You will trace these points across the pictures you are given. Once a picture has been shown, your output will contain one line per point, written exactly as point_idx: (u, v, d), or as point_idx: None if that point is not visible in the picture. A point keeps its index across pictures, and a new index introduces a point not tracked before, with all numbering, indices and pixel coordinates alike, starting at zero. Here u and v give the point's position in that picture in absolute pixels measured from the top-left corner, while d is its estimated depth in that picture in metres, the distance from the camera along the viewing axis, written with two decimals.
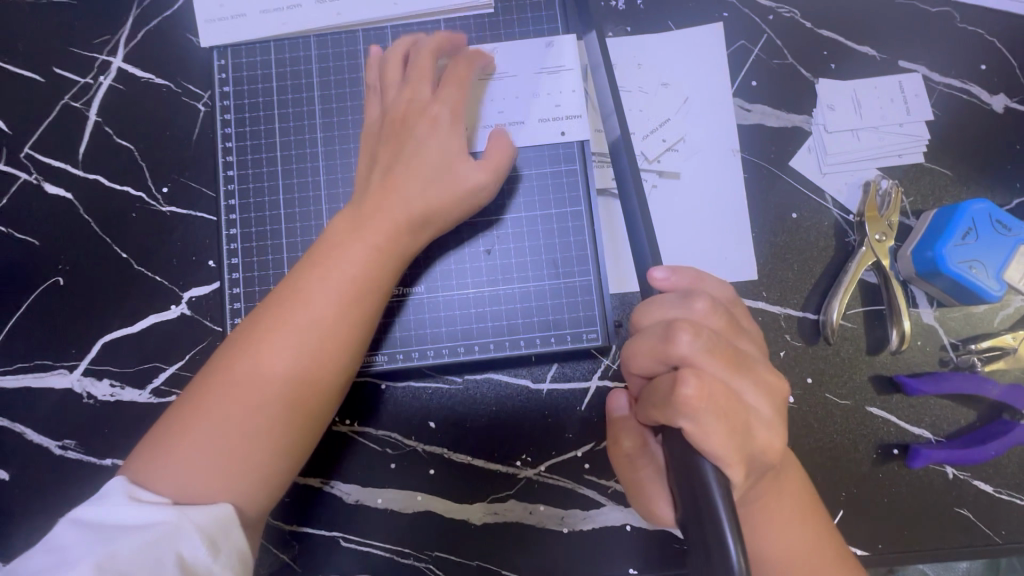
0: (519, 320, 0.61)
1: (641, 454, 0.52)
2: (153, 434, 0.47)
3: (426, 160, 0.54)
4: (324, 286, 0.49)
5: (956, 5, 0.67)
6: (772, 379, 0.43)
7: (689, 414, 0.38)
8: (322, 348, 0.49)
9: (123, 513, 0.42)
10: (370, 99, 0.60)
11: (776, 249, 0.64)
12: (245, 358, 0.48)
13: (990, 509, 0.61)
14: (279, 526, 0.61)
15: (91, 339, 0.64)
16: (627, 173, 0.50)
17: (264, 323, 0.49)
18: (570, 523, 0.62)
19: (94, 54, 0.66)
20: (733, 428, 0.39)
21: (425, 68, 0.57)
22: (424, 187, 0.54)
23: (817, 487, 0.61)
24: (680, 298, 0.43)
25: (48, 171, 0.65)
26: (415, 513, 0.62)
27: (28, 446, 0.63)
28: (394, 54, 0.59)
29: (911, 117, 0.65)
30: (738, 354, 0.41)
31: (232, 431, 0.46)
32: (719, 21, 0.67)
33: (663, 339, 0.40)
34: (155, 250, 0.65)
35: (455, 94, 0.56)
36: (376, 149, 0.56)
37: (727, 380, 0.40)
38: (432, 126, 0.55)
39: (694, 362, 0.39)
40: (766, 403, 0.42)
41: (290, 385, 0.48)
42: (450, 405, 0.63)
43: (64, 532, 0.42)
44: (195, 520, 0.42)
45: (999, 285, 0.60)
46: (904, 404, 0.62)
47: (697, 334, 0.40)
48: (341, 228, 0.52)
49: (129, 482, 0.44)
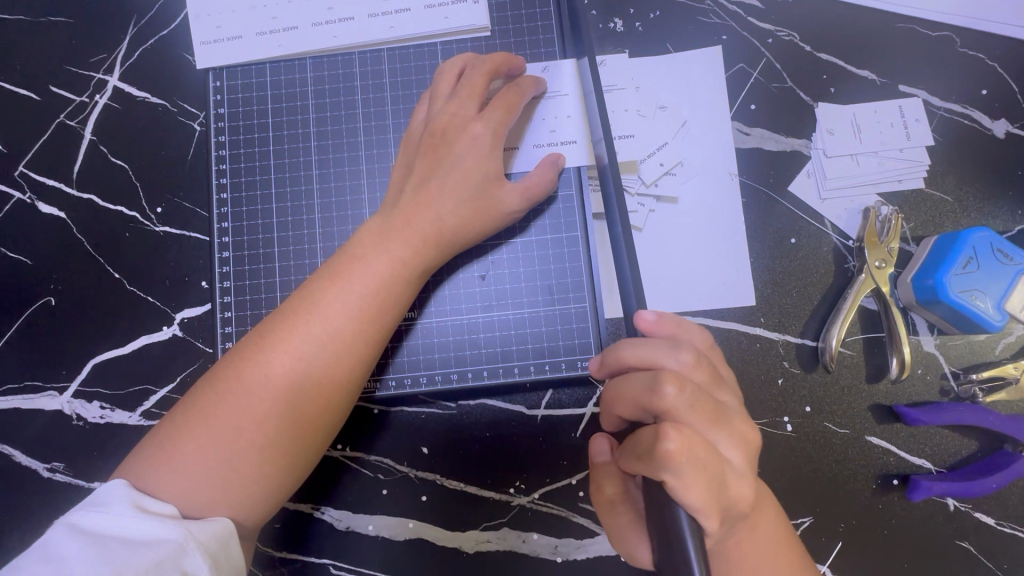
0: (513, 347, 0.61)
1: (624, 499, 0.50)
2: (157, 438, 0.47)
3: (464, 177, 0.54)
4: (343, 302, 0.50)
5: (957, 29, 0.66)
6: (747, 431, 0.44)
7: (671, 467, 0.38)
8: (337, 364, 0.49)
9: (127, 525, 0.42)
10: (419, 107, 0.60)
11: (774, 274, 0.63)
12: (257, 366, 0.48)
13: (991, 542, 0.60)
14: (269, 552, 0.60)
15: (82, 360, 0.63)
16: (611, 192, 0.50)
17: (278, 332, 0.49)
18: (564, 552, 0.61)
19: (91, 72, 0.66)
20: (712, 480, 0.39)
21: (478, 84, 0.56)
22: (459, 205, 0.54)
23: (815, 517, 0.60)
24: (672, 347, 0.42)
25: (42, 190, 0.65)
26: (407, 540, 0.61)
27: (17, 469, 0.62)
28: (450, 67, 0.58)
29: (911, 142, 0.65)
30: (718, 407, 0.42)
31: (239, 440, 0.46)
32: (718, 44, 0.66)
33: (647, 390, 0.40)
34: (148, 270, 0.64)
35: (500, 117, 0.56)
36: (416, 160, 0.56)
37: (706, 433, 0.41)
38: (473, 143, 0.55)
39: (677, 416, 0.40)
40: (740, 456, 0.42)
41: (301, 399, 0.48)
42: (444, 431, 0.62)
43: (63, 541, 0.41)
44: (199, 538, 0.42)
45: (1000, 315, 0.59)
46: (904, 433, 0.61)
47: (682, 388, 0.40)
48: (360, 240, 0.53)
49: (133, 491, 0.44)
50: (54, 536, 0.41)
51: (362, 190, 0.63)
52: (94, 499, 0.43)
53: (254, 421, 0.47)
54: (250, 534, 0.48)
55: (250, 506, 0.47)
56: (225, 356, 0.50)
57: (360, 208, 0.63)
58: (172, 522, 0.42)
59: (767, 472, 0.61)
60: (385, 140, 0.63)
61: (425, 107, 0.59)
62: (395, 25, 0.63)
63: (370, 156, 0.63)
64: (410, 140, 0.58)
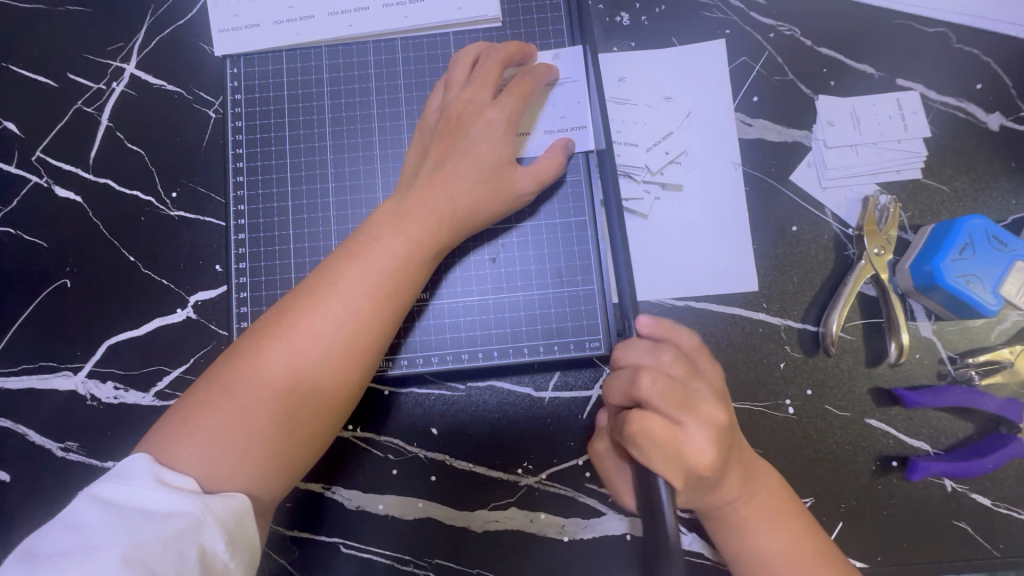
0: (523, 328, 0.62)
1: None
2: (178, 412, 0.48)
3: (479, 160, 0.56)
4: (360, 281, 0.51)
5: (952, 25, 0.68)
6: (721, 417, 0.47)
7: (637, 446, 0.45)
8: (354, 342, 0.50)
9: (149, 498, 0.42)
10: (433, 94, 0.61)
11: (776, 260, 0.65)
12: (277, 343, 0.49)
13: (988, 522, 0.61)
14: (281, 531, 0.61)
15: (96, 341, 0.64)
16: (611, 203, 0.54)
17: (297, 310, 0.50)
18: (571, 532, 0.62)
19: (108, 60, 0.68)
20: (674, 459, 0.44)
21: (493, 70, 0.58)
22: (473, 187, 0.56)
23: (815, 498, 0.62)
24: (650, 347, 0.48)
25: (59, 175, 0.66)
26: (416, 519, 0.62)
27: (31, 448, 0.63)
28: (465, 56, 0.60)
29: (909, 134, 0.67)
30: (688, 398, 0.46)
31: (258, 414, 0.47)
32: (722, 37, 0.68)
33: (626, 384, 0.47)
34: (163, 253, 0.65)
35: (513, 103, 0.57)
36: (432, 144, 0.57)
37: (675, 421, 0.45)
38: (488, 128, 0.56)
39: (649, 404, 0.46)
40: (708, 446, 0.45)
41: (318, 375, 0.49)
42: (453, 411, 0.63)
43: (87, 512, 0.42)
44: (217, 514, 0.43)
45: (995, 299, 0.61)
46: (902, 416, 0.63)
47: (656, 380, 0.45)
48: (380, 220, 0.54)
49: (154, 465, 0.44)
50: (77, 506, 0.42)
51: (375, 175, 0.64)
52: (116, 472, 0.44)
53: (272, 396, 0.48)
54: (266, 508, 0.49)
55: (266, 480, 0.48)
56: (243, 335, 0.51)
57: (373, 192, 0.64)
58: (192, 497, 0.43)
59: (769, 452, 0.62)
60: (398, 127, 0.65)
61: (439, 93, 0.61)
62: (408, 15, 0.65)
63: (383, 142, 0.65)
64: (424, 127, 0.60)
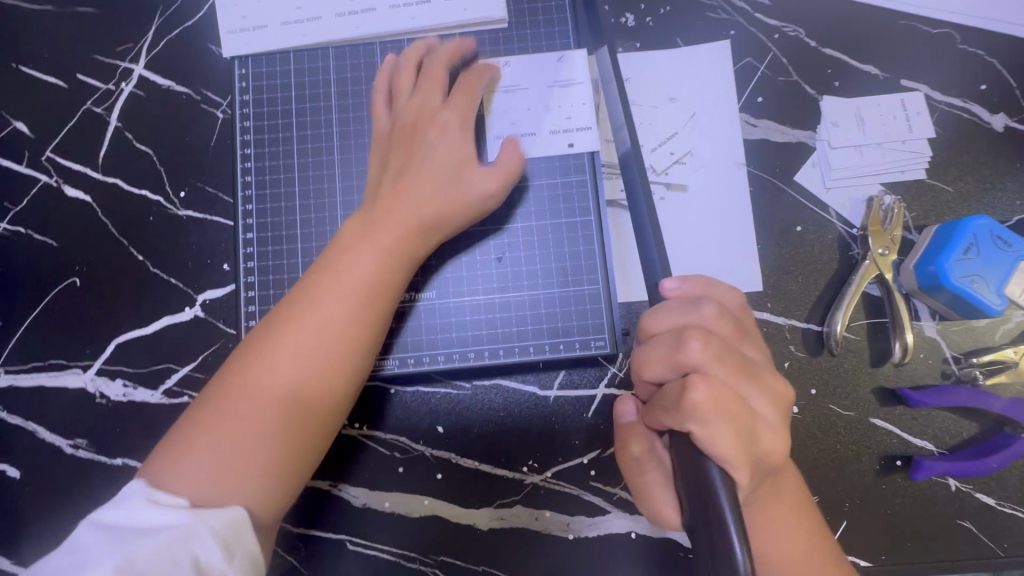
0: (528, 327, 0.62)
1: (650, 458, 0.50)
2: (169, 440, 0.48)
3: (439, 164, 0.57)
4: (332, 292, 0.52)
5: (957, 26, 0.69)
6: (778, 386, 0.45)
7: (696, 417, 0.40)
8: (335, 352, 0.51)
9: (143, 516, 0.43)
10: (376, 101, 0.62)
11: (781, 260, 0.65)
12: (260, 361, 0.50)
13: (992, 522, 0.62)
14: (288, 528, 0.62)
15: (105, 339, 0.65)
16: (632, 171, 0.52)
17: (276, 328, 0.51)
18: (576, 530, 0.62)
19: (117, 61, 0.68)
20: (740, 429, 0.40)
21: (438, 76, 0.60)
22: (438, 192, 0.56)
23: (819, 496, 0.62)
24: (689, 304, 0.44)
25: (68, 174, 0.67)
26: (422, 517, 0.62)
27: (41, 445, 0.63)
28: (407, 63, 0.61)
29: (913, 134, 0.67)
30: (747, 362, 0.43)
31: (249, 432, 0.48)
32: (726, 38, 0.69)
33: (674, 347, 0.42)
34: (171, 253, 0.66)
35: (464, 103, 0.59)
36: (390, 155, 0.58)
37: (735, 387, 0.42)
38: (444, 133, 0.58)
39: (705, 369, 0.41)
40: (771, 410, 0.43)
41: (306, 386, 0.50)
42: (458, 409, 0.63)
43: (83, 537, 0.42)
44: (210, 523, 0.43)
45: (1000, 299, 0.61)
46: (906, 416, 0.63)
47: (707, 342, 0.41)
48: (353, 234, 0.54)
49: (145, 488, 0.45)
50: (75, 529, 0.43)
51: None
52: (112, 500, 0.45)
53: (262, 414, 0.48)
54: (275, 508, 0.49)
55: (266, 492, 0.48)
56: (227, 360, 0.51)
57: None
58: (184, 510, 0.43)
59: None
60: None
61: (386, 103, 0.62)
62: (414, 16, 0.66)
63: None
64: (379, 136, 0.60)
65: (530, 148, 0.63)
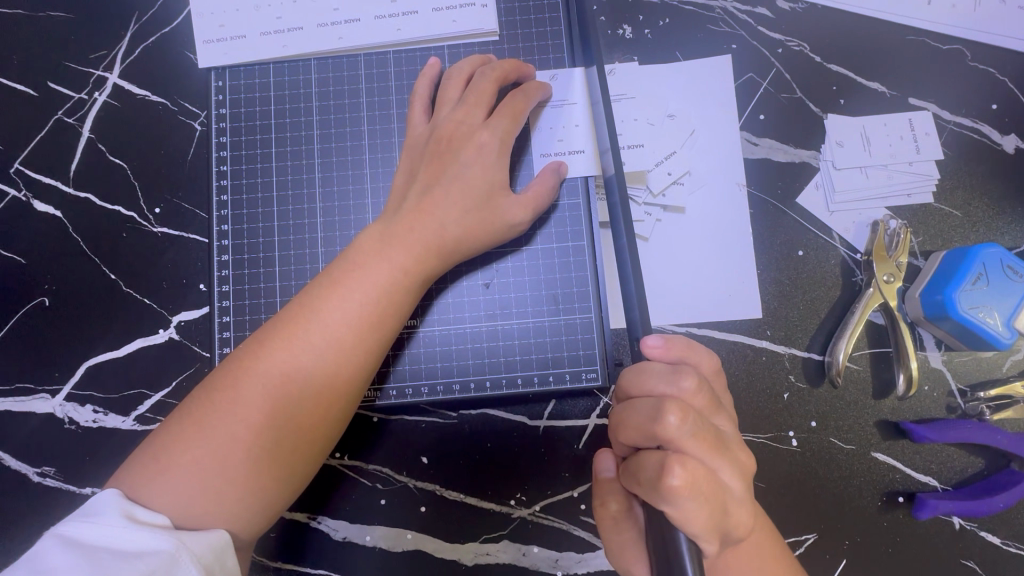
0: (517, 357, 0.60)
1: (627, 517, 0.48)
2: (150, 448, 0.46)
3: (470, 186, 0.53)
4: (342, 311, 0.48)
5: (968, 42, 0.66)
6: (744, 458, 0.43)
7: (674, 496, 0.38)
8: (336, 374, 0.48)
9: (119, 535, 0.40)
10: (415, 108, 0.59)
11: (781, 286, 0.63)
12: (257, 374, 0.47)
13: (996, 561, 0.59)
14: (263, 563, 0.59)
15: (75, 362, 0.62)
16: (617, 205, 0.48)
17: (277, 341, 0.48)
18: (564, 566, 0.59)
19: (91, 69, 0.65)
20: (715, 508, 0.39)
21: (486, 92, 0.56)
22: (463, 214, 0.53)
23: (818, 534, 0.59)
24: (668, 372, 0.42)
25: (37, 188, 0.64)
26: (405, 551, 0.60)
27: (7, 473, 0.60)
28: (458, 73, 0.57)
29: (920, 156, 0.64)
30: (719, 436, 0.41)
31: (237, 449, 0.45)
32: (728, 53, 0.66)
33: (651, 417, 0.40)
34: (145, 271, 0.63)
35: (506, 124, 0.55)
36: (421, 166, 0.55)
37: (708, 462, 0.40)
38: (478, 151, 0.54)
39: (680, 445, 0.39)
40: (740, 486, 0.41)
41: (301, 406, 0.47)
42: (443, 441, 0.61)
43: (52, 553, 0.39)
44: (193, 549, 0.41)
45: (1010, 333, 0.58)
46: (910, 450, 0.61)
47: (685, 416, 0.39)
48: (364, 245, 0.51)
49: (124, 500, 0.42)
50: (42, 548, 0.40)
51: (365, 194, 0.62)
52: (86, 509, 0.42)
53: (251, 431, 0.45)
54: (246, 546, 0.47)
55: (246, 520, 0.45)
56: (220, 365, 0.48)
57: (363, 213, 0.62)
58: (164, 533, 0.41)
59: (771, 488, 0.60)
60: (390, 144, 0.62)
61: (425, 111, 0.59)
62: (401, 28, 0.63)
63: (374, 160, 0.62)
64: (413, 144, 0.57)
65: (576, 166, 0.61)
